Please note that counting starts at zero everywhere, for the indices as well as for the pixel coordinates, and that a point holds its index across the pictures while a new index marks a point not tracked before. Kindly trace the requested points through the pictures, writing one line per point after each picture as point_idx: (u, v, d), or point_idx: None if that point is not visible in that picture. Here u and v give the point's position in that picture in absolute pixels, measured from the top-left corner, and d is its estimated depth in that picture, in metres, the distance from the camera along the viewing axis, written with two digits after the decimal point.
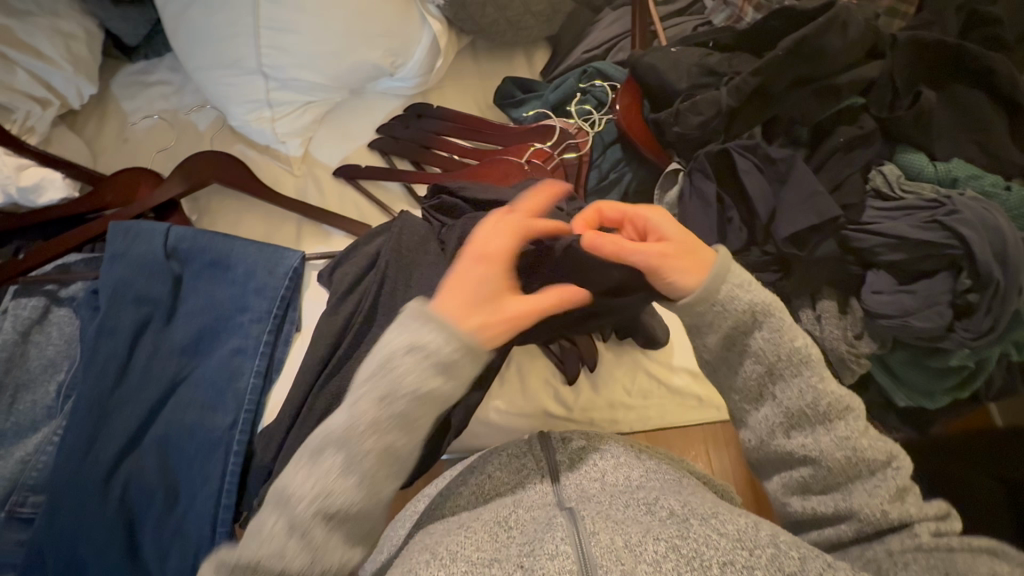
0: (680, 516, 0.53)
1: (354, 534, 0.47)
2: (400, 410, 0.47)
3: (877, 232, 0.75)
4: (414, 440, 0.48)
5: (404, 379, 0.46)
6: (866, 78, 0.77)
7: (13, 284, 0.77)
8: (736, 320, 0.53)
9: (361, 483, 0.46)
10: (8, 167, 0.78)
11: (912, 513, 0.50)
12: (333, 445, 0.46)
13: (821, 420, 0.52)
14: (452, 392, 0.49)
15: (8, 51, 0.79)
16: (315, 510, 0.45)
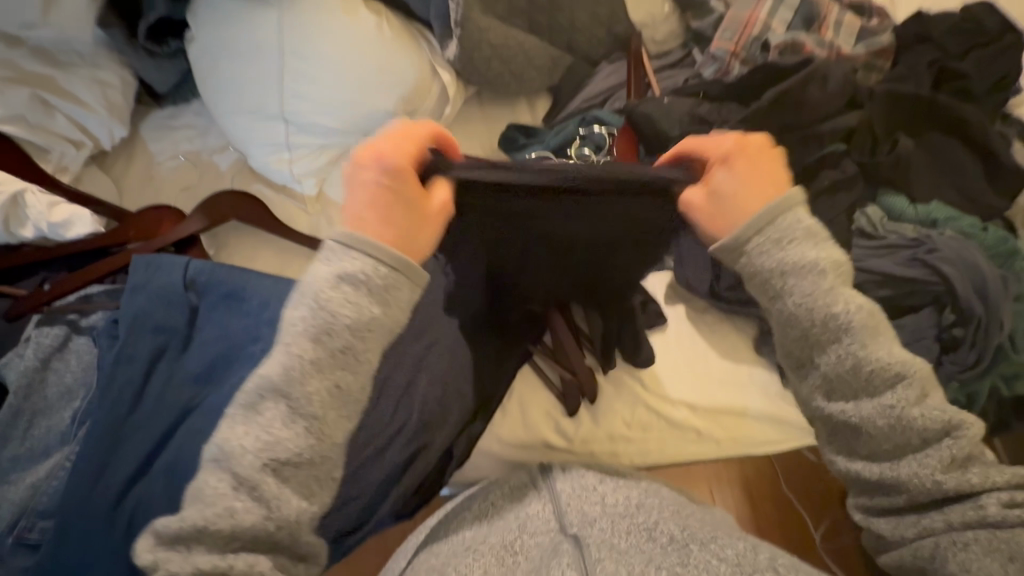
0: (680, 542, 0.57)
1: (307, 484, 0.50)
2: (341, 342, 0.50)
3: (866, 268, 0.78)
4: (363, 374, 0.51)
5: (336, 304, 0.49)
6: (845, 127, 0.83)
7: (38, 314, 0.80)
8: (762, 276, 0.54)
9: (308, 422, 0.49)
10: (41, 203, 0.83)
11: (977, 484, 0.50)
12: (272, 389, 0.49)
13: (863, 388, 0.53)
14: (391, 318, 0.52)
15: (49, 97, 0.85)
16: (259, 458, 0.47)
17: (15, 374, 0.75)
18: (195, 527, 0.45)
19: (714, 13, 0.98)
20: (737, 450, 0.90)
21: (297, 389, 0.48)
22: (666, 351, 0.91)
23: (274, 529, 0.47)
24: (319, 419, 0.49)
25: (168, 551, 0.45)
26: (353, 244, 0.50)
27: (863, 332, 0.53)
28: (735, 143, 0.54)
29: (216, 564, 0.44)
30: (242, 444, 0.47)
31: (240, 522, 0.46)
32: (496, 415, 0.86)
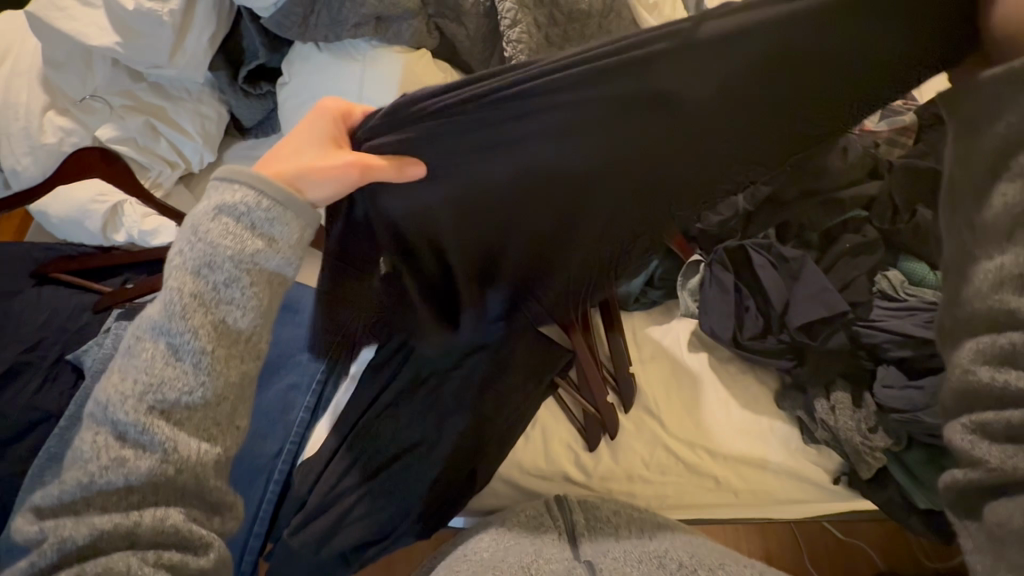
0: (688, 566, 0.62)
1: (201, 426, 0.48)
2: (225, 277, 0.48)
3: (883, 329, 0.83)
4: (251, 314, 0.49)
5: (221, 239, 0.48)
6: (866, 194, 0.88)
7: (120, 309, 0.89)
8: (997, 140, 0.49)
9: (195, 362, 0.47)
10: (137, 214, 0.96)
11: None
12: (155, 333, 0.47)
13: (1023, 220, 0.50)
14: (275, 253, 0.50)
15: (158, 125, 0.99)
16: (142, 399, 0.46)
17: (94, 360, 0.82)
18: (87, 476, 0.44)
19: None
20: (754, 502, 0.90)
21: (181, 326, 0.47)
22: (689, 395, 0.93)
23: (171, 472, 0.45)
24: (208, 357, 0.47)
25: (55, 522, 0.44)
26: (233, 183, 0.49)
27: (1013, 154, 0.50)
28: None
29: (119, 523, 0.44)
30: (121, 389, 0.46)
31: (132, 473, 0.44)
32: (519, 442, 0.89)
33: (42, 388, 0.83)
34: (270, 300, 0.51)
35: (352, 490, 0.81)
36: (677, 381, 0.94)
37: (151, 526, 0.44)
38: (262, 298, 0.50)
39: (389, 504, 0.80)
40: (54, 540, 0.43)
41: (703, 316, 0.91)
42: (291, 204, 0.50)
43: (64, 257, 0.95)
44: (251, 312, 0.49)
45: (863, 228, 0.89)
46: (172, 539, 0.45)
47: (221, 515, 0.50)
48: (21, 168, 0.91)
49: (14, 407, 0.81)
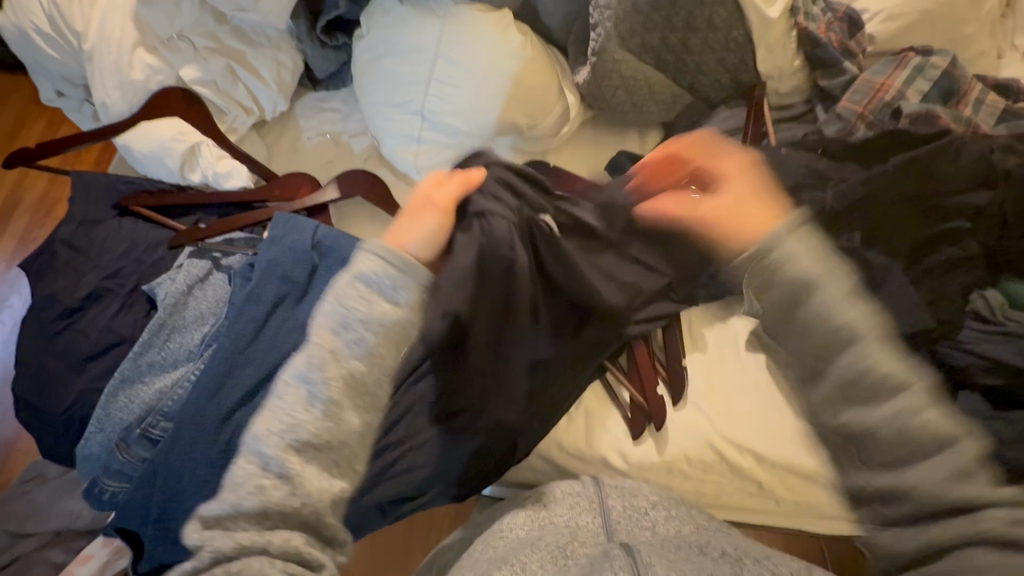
0: (733, 556, 0.62)
1: (327, 466, 0.56)
2: (356, 335, 0.58)
3: (971, 352, 0.77)
4: (374, 368, 0.59)
5: (355, 299, 0.59)
6: (973, 205, 0.81)
7: (192, 246, 0.93)
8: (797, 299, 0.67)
9: (325, 408, 0.56)
10: (212, 155, 0.98)
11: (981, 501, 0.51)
12: (299, 380, 0.56)
13: (870, 396, 0.58)
14: (399, 315, 0.60)
15: (238, 70, 1.01)
16: (282, 439, 0.54)
17: (167, 293, 0.87)
18: (233, 506, 0.53)
19: (847, 73, 0.99)
20: (792, 509, 0.89)
21: (318, 375, 0.56)
22: (741, 394, 0.89)
23: (301, 505, 0.53)
24: (336, 404, 0.56)
25: (206, 535, 0.51)
26: (370, 249, 0.61)
27: (886, 357, 0.59)
28: (710, 207, 0.78)
29: (254, 541, 0.51)
30: (268, 427, 0.55)
31: (267, 501, 0.52)
32: (562, 421, 0.89)
33: (119, 313, 0.88)
34: (390, 352, 0.60)
35: (395, 446, 0.82)
36: (733, 380, 0.91)
37: (281, 547, 0.52)
38: (383, 354, 0.60)
39: (427, 463, 0.82)
40: (208, 548, 0.50)
41: (770, 316, 0.85)
42: (408, 271, 0.61)
43: (143, 191, 0.98)
44: (372, 368, 0.59)
45: (965, 240, 0.81)
46: (299, 557, 0.53)
47: (333, 547, 0.57)
48: (110, 102, 0.96)
49: (95, 327, 0.87)
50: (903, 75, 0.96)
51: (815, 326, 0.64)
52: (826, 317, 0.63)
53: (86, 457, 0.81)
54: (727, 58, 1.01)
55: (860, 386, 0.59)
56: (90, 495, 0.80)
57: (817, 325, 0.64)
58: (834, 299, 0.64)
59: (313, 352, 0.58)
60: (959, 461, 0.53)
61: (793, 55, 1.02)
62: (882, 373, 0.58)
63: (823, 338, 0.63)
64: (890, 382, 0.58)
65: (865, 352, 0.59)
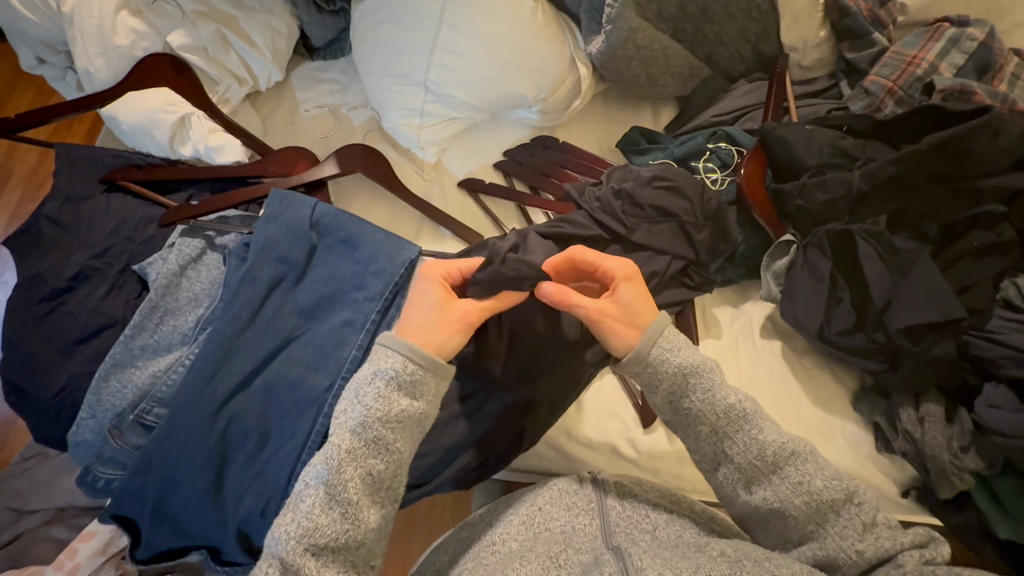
0: (732, 556, 0.59)
1: (342, 564, 0.59)
2: (374, 435, 0.60)
3: (1003, 343, 0.72)
4: (391, 464, 0.61)
5: (372, 396, 0.61)
6: (1009, 187, 0.76)
7: (184, 224, 0.88)
8: (669, 382, 0.64)
9: (343, 510, 0.58)
10: (203, 128, 0.93)
11: (889, 547, 0.58)
12: (317, 481, 0.59)
13: (771, 469, 0.62)
14: (415, 411, 0.62)
15: (229, 36, 0.95)
16: (301, 542, 0.57)
17: (159, 275, 0.83)
18: None
19: (875, 46, 0.93)
20: None
21: (335, 476, 0.59)
22: (756, 382, 0.86)
23: None
24: (353, 504, 0.59)
25: None
26: (390, 344, 0.62)
27: (774, 428, 0.63)
28: (597, 308, 0.64)
29: None
30: (286, 528, 0.58)
31: None
32: (570, 409, 0.86)
33: (109, 294, 0.85)
34: (406, 443, 0.62)
35: None
36: (751, 369, 0.86)
37: None
38: (403, 450, 0.62)
39: (431, 451, 0.80)
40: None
41: (787, 302, 0.81)
42: (432, 366, 0.62)
43: (132, 165, 0.94)
44: (390, 465, 0.61)
45: (999, 224, 0.77)
46: None
47: None
48: (94, 70, 0.91)
49: (84, 309, 0.83)
50: (936, 48, 0.90)
51: (710, 443, 0.64)
52: (710, 403, 0.63)
53: (78, 444, 0.78)
54: (748, 28, 0.95)
55: (765, 459, 0.62)
56: (83, 484, 0.78)
57: (707, 411, 0.63)
58: (718, 380, 0.64)
59: (334, 449, 0.60)
60: (860, 520, 0.59)
61: (821, 25, 0.96)
62: (776, 444, 0.62)
63: (722, 420, 0.63)
64: (784, 453, 0.62)
65: (758, 426, 0.63)
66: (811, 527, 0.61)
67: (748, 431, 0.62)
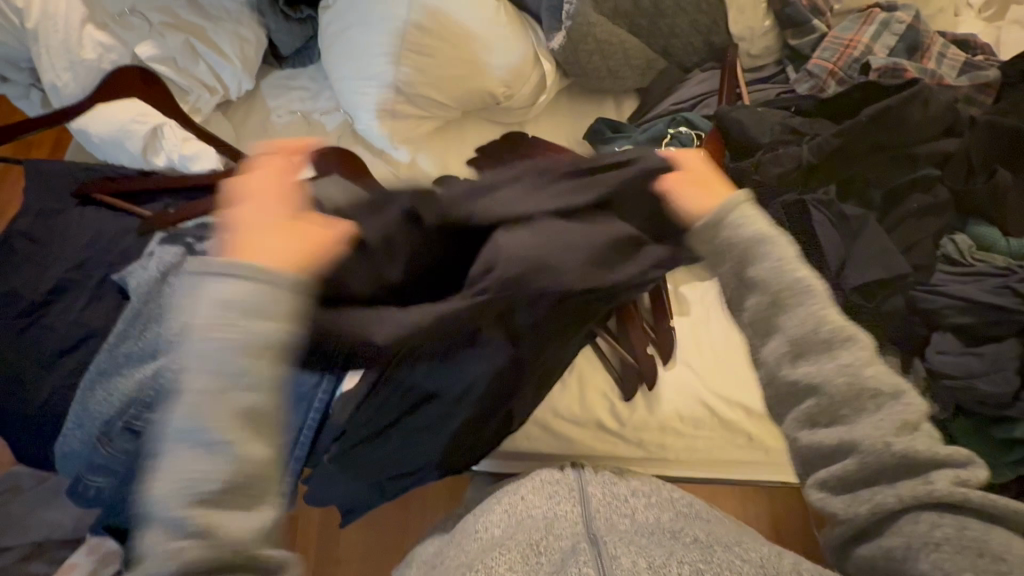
0: (704, 543, 0.63)
1: (241, 504, 0.51)
2: (228, 363, 0.52)
3: (945, 294, 0.79)
4: (259, 394, 0.53)
5: (208, 331, 0.52)
6: (941, 153, 0.83)
7: (163, 232, 0.89)
8: (740, 242, 0.58)
9: (222, 449, 0.50)
10: (177, 138, 0.94)
11: (919, 450, 0.50)
12: (184, 431, 0.51)
13: (824, 348, 0.54)
14: (276, 329, 0.54)
15: (198, 46, 0.96)
16: (186, 496, 0.49)
17: (140, 282, 0.83)
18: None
19: (815, 32, 1.01)
20: (780, 458, 0.93)
21: (201, 419, 0.51)
22: (726, 352, 0.91)
23: (226, 558, 0.48)
24: (222, 444, 0.50)
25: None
26: (205, 267, 0.54)
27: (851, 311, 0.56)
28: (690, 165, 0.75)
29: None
30: (160, 489, 0.49)
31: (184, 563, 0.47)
32: (555, 389, 0.89)
33: (89, 305, 0.84)
34: (280, 370, 0.55)
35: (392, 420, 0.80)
36: (721, 343, 0.92)
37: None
38: (279, 376, 0.55)
39: (422, 437, 0.82)
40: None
41: None
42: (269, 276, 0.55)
43: (106, 177, 0.93)
44: (268, 394, 0.54)
45: (935, 187, 0.84)
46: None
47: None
48: (61, 84, 0.91)
49: (64, 322, 0.83)
50: (869, 31, 0.98)
51: (763, 313, 0.57)
52: (777, 272, 0.56)
53: (66, 455, 0.78)
54: (698, 20, 1.01)
55: (817, 335, 0.54)
56: (75, 494, 0.78)
57: (772, 278, 0.56)
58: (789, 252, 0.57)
59: (192, 398, 0.52)
60: (899, 417, 0.51)
61: (764, 15, 1.03)
62: (834, 323, 0.54)
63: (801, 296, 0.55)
64: (840, 335, 0.54)
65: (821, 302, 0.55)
66: (844, 411, 0.53)
67: (808, 304, 0.54)
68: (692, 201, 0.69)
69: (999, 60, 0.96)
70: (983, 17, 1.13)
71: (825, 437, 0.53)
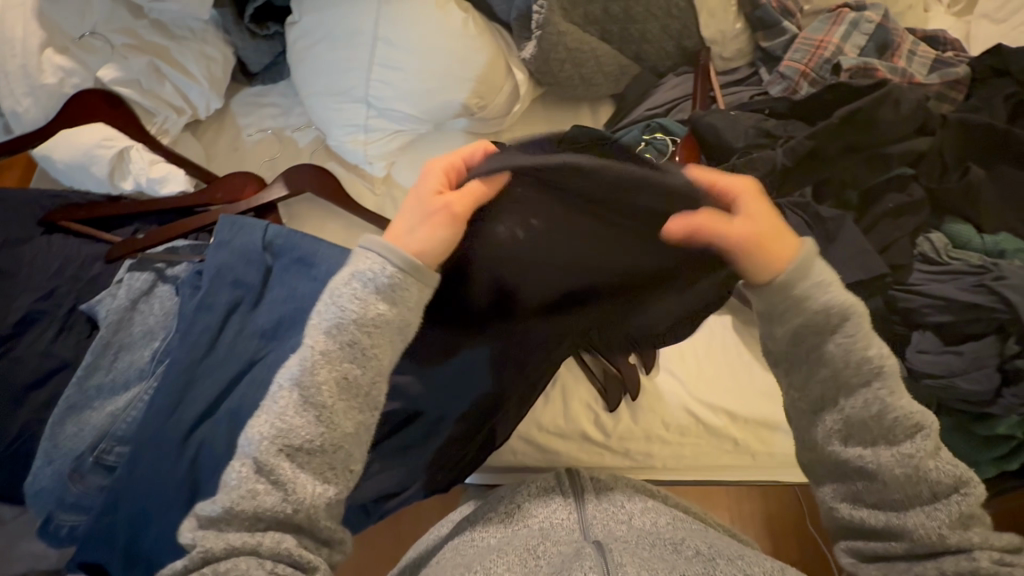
0: (707, 556, 0.61)
1: (317, 466, 0.53)
2: (348, 336, 0.54)
3: (922, 293, 0.79)
4: (369, 369, 0.55)
5: (354, 302, 0.54)
6: (915, 151, 0.83)
7: (131, 259, 0.87)
8: (810, 315, 0.53)
9: (317, 413, 0.53)
10: (144, 160, 0.93)
11: (974, 541, 0.48)
12: (286, 375, 0.54)
13: (881, 435, 0.51)
14: (393, 313, 0.55)
15: (162, 66, 0.94)
16: (273, 443, 0.52)
17: (109, 311, 0.81)
18: (226, 508, 0.50)
19: (786, 34, 1.00)
20: (770, 463, 0.92)
21: (309, 377, 0.53)
22: (710, 358, 0.91)
23: (292, 511, 0.51)
24: (327, 408, 0.53)
25: (203, 534, 0.50)
26: (368, 244, 0.57)
27: (893, 380, 0.53)
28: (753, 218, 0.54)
29: (247, 541, 0.49)
30: (256, 428, 0.53)
31: (260, 506, 0.50)
32: (538, 403, 0.88)
33: (59, 336, 0.82)
34: (388, 345, 0.56)
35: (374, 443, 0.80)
36: (704, 350, 0.91)
37: (271, 547, 0.49)
38: (385, 358, 0.56)
39: (408, 457, 0.81)
40: (196, 550, 0.49)
41: None
42: (415, 271, 0.56)
43: (71, 204, 0.92)
44: (368, 367, 0.55)
45: (910, 185, 0.84)
46: (288, 554, 0.50)
47: (330, 548, 0.55)
48: (22, 110, 0.89)
49: (33, 354, 0.80)
50: (839, 31, 0.98)
51: (822, 384, 0.54)
52: (851, 348, 0.52)
53: (36, 493, 0.74)
54: (670, 25, 1.01)
55: (879, 421, 0.51)
56: (46, 533, 0.75)
57: (841, 359, 0.52)
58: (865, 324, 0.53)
59: (315, 358, 0.54)
60: (957, 509, 0.49)
61: (735, 18, 1.02)
62: (902, 411, 0.51)
63: (847, 368, 0.52)
64: (905, 423, 0.51)
65: (892, 386, 0.52)
66: (898, 496, 0.50)
67: (864, 391, 0.52)
68: (762, 264, 0.54)
69: (968, 56, 0.96)
70: (953, 13, 1.13)
71: (861, 514, 0.52)
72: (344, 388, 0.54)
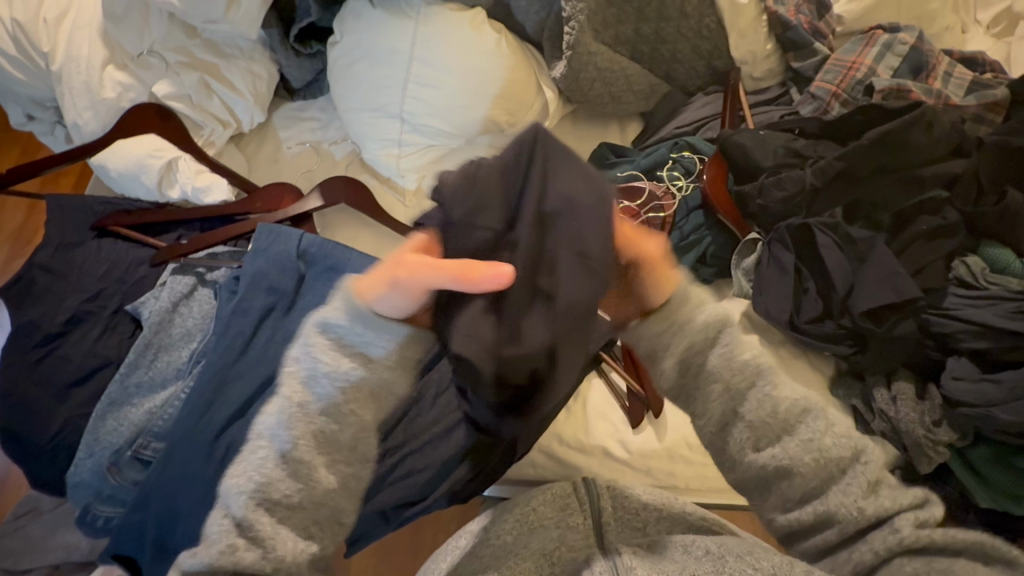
0: (716, 553, 0.58)
1: (301, 523, 0.52)
2: (328, 395, 0.53)
3: (959, 318, 0.77)
4: (351, 429, 0.54)
5: (332, 359, 0.54)
6: (949, 174, 0.82)
7: (175, 263, 0.91)
8: (695, 344, 0.57)
9: (296, 469, 0.51)
10: (191, 170, 0.98)
11: (890, 506, 0.51)
12: (267, 430, 0.52)
13: (784, 427, 0.54)
14: (369, 369, 0.54)
15: (211, 82, 1.00)
16: (251, 497, 0.50)
17: (152, 313, 0.85)
18: (207, 561, 0.48)
19: (817, 54, 1.00)
20: None
21: (287, 432, 0.52)
22: None
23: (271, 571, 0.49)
24: (306, 464, 0.52)
25: None
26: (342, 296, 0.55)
27: (776, 376, 0.55)
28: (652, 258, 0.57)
29: None
30: (233, 482, 0.51)
31: (240, 562, 0.48)
32: (561, 414, 0.89)
33: (103, 336, 0.86)
34: (369, 406, 0.55)
35: (393, 450, 0.82)
36: None
37: None
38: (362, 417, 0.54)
39: (430, 465, 0.81)
40: None
41: (759, 297, 0.85)
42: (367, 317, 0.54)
43: (121, 211, 0.98)
44: (348, 426, 0.54)
45: (943, 209, 0.83)
46: None
47: None
48: (82, 122, 0.97)
49: (78, 353, 0.85)
50: (872, 53, 0.98)
51: (720, 404, 0.56)
52: (729, 358, 0.55)
53: (77, 483, 0.79)
54: (700, 45, 1.02)
55: (775, 413, 0.54)
56: (82, 522, 0.79)
57: (724, 367, 0.55)
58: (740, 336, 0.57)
59: (292, 416, 0.52)
60: (867, 478, 0.52)
61: (766, 40, 1.02)
62: (790, 399, 0.54)
63: (733, 376, 0.55)
64: (796, 411, 0.54)
65: (773, 381, 0.54)
66: (813, 481, 0.53)
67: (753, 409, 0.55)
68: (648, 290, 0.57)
69: (1007, 78, 0.95)
70: (993, 34, 1.12)
71: (793, 518, 0.53)
72: (323, 443, 0.53)
